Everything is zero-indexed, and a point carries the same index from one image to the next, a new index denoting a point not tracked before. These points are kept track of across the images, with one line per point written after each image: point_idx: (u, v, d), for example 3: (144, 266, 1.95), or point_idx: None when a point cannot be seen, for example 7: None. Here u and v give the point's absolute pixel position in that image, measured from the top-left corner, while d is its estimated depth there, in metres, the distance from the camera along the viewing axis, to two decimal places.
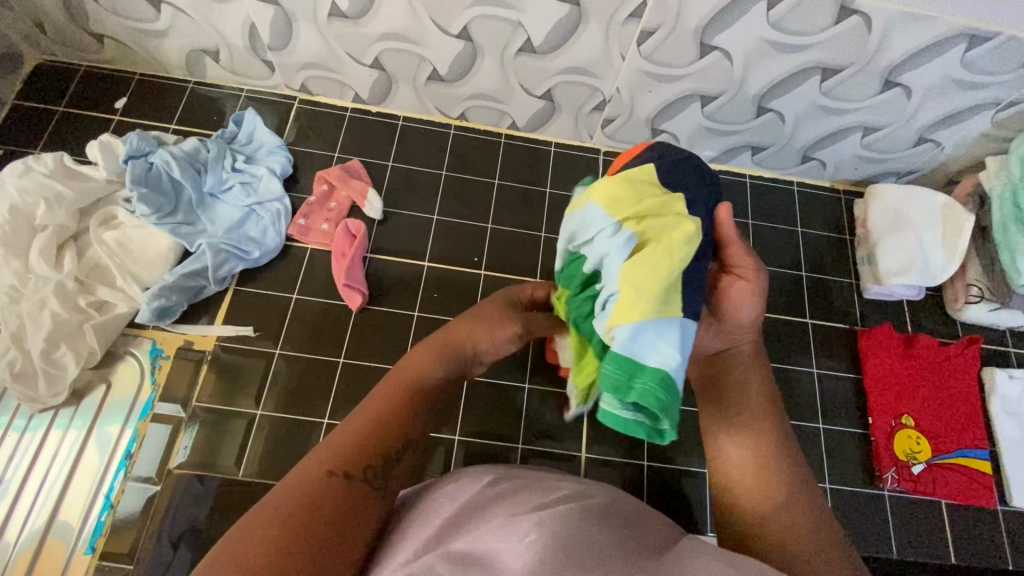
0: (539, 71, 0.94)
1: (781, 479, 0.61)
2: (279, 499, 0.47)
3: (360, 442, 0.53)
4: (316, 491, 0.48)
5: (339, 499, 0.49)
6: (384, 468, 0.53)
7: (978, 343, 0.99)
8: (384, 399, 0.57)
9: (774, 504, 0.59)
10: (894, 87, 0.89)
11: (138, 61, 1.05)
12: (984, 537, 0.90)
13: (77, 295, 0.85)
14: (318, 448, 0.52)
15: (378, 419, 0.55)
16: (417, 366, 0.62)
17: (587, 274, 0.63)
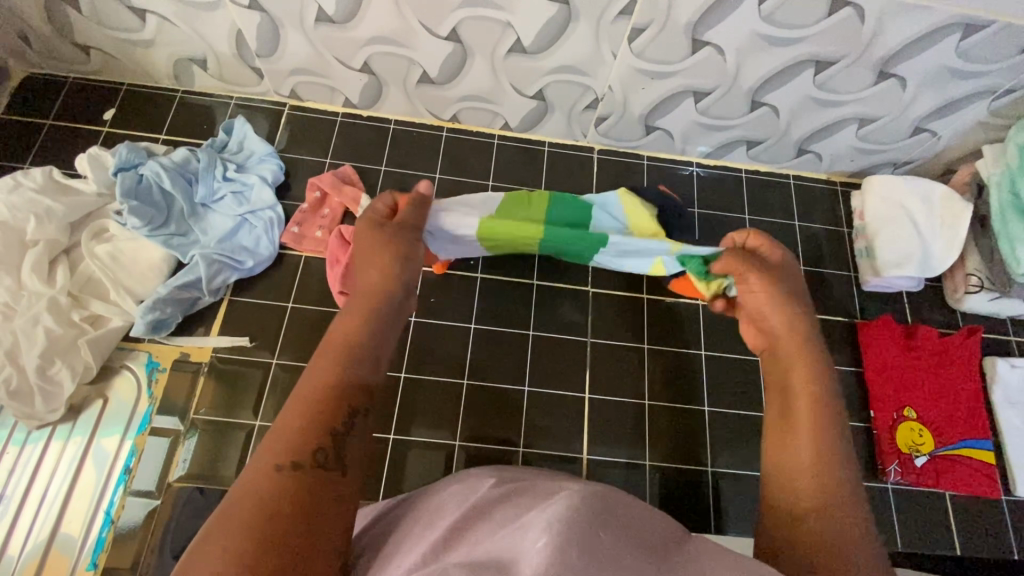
0: (530, 71, 0.93)
1: (839, 498, 0.56)
2: (226, 514, 0.45)
3: (300, 428, 0.51)
4: (265, 492, 0.46)
5: (293, 488, 0.47)
6: (331, 441, 0.51)
7: (979, 334, 0.98)
8: (321, 373, 0.56)
9: (828, 518, 0.55)
10: (889, 77, 0.88)
11: (125, 71, 1.04)
12: (990, 527, 0.90)
13: (71, 311, 0.85)
14: (265, 442, 0.50)
15: (313, 399, 0.53)
16: (352, 329, 0.62)
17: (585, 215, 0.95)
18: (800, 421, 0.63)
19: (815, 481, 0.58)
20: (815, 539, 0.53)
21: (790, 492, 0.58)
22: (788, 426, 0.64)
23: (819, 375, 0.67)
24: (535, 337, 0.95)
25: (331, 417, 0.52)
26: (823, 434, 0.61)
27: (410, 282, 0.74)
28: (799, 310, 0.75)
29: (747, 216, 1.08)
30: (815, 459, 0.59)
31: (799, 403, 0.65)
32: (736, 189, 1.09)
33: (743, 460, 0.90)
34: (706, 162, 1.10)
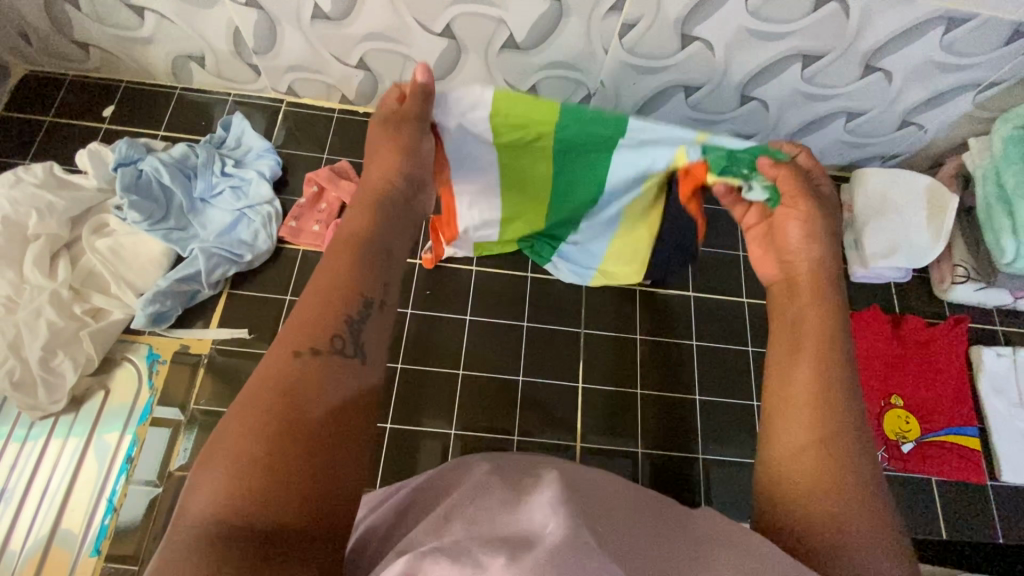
0: (524, 67, 0.94)
1: (848, 444, 0.51)
2: (247, 404, 0.44)
3: (314, 317, 0.49)
4: (281, 384, 0.45)
5: (311, 380, 0.46)
6: (348, 328, 0.49)
7: (965, 323, 1.00)
8: (335, 261, 0.53)
9: (828, 453, 0.51)
10: (875, 72, 0.90)
11: (124, 69, 1.05)
12: (977, 512, 0.92)
13: (72, 304, 0.86)
14: (282, 332, 0.48)
15: (331, 286, 0.51)
16: (364, 220, 0.57)
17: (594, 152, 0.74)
18: (805, 351, 0.57)
19: (816, 415, 0.53)
20: (805, 489, 0.50)
21: (783, 438, 0.53)
22: (789, 357, 0.57)
23: (831, 305, 0.60)
24: (529, 329, 0.97)
25: (345, 304, 0.50)
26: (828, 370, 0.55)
27: (424, 176, 0.66)
28: (828, 236, 0.63)
29: None
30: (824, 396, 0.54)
31: (807, 339, 0.58)
32: None
33: (733, 447, 0.92)
34: None
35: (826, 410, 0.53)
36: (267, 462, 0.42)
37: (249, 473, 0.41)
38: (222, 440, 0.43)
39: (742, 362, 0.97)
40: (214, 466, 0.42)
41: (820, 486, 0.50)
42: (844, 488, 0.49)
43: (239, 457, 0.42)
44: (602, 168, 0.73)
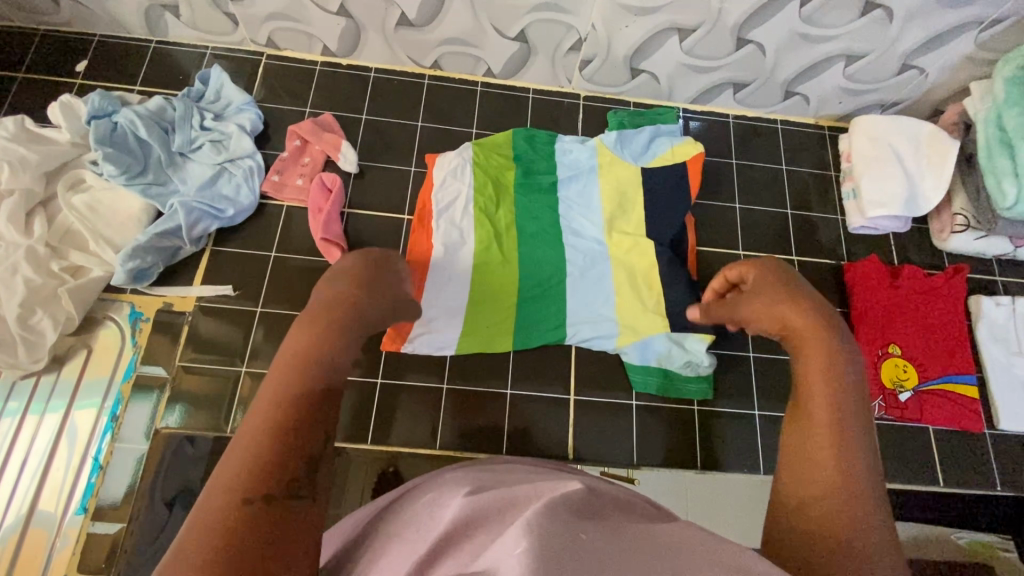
0: (510, 10, 0.91)
1: (863, 508, 0.42)
2: (182, 562, 0.34)
3: (271, 456, 0.38)
4: (222, 530, 0.35)
5: (261, 531, 0.36)
6: (310, 466, 0.39)
7: (964, 273, 0.98)
8: (292, 388, 0.41)
9: (840, 520, 0.42)
10: (876, 9, 0.87)
11: (95, 22, 1.01)
12: (972, 458, 0.92)
13: (49, 261, 0.84)
14: (215, 479, 0.37)
15: (285, 416, 0.40)
16: (314, 347, 0.44)
17: (539, 184, 0.96)
18: (810, 403, 0.47)
19: (834, 479, 0.43)
20: (815, 544, 0.42)
21: (795, 490, 0.45)
22: (802, 430, 0.46)
23: (836, 339, 0.49)
24: None
25: (304, 442, 0.39)
26: (841, 443, 0.44)
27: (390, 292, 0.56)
28: (852, 382, 0.47)
29: (733, 161, 1.07)
30: (837, 464, 0.44)
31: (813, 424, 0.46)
32: (722, 135, 1.08)
33: (728, 400, 0.91)
34: (692, 108, 1.09)
35: (845, 476, 0.43)
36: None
37: None
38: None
39: None
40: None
41: (831, 551, 0.41)
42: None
43: None
44: (531, 217, 0.94)
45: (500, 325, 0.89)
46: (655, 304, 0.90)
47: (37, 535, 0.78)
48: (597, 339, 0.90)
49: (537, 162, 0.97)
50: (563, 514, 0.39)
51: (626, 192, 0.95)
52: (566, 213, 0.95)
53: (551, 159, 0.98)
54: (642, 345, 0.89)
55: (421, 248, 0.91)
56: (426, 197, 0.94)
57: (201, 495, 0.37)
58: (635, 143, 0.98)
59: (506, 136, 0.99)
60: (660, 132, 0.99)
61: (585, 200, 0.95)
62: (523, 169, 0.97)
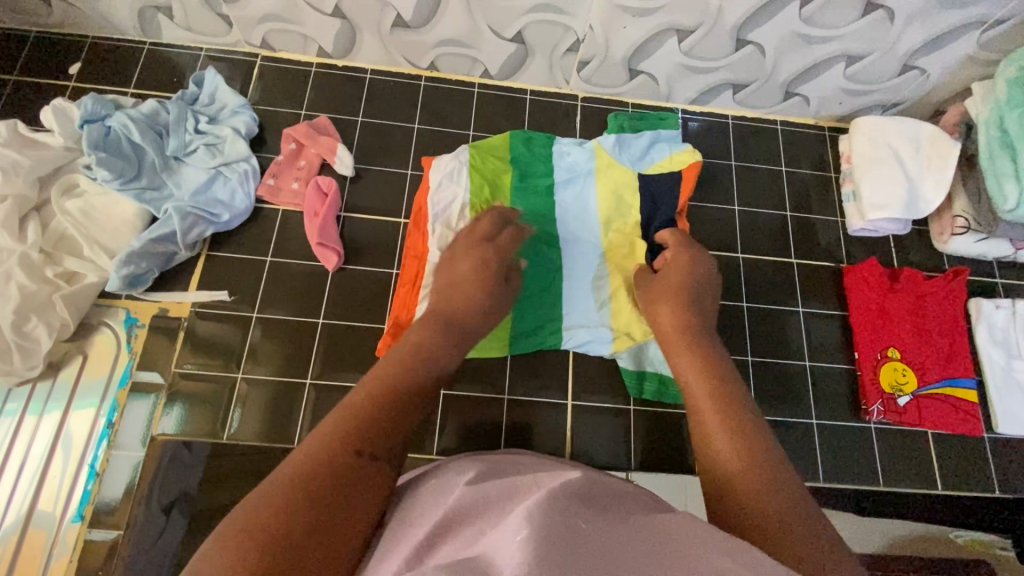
0: (507, 12, 0.90)
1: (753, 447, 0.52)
2: (301, 478, 0.46)
3: (381, 423, 0.51)
4: (341, 463, 0.47)
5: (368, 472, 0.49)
6: (400, 443, 0.52)
7: (964, 275, 0.98)
8: (402, 379, 0.57)
9: (743, 467, 0.50)
10: (877, 9, 0.85)
11: (88, 23, 1.00)
12: (971, 462, 0.92)
13: (43, 267, 0.83)
14: (342, 421, 0.51)
15: (396, 396, 0.55)
16: (425, 357, 0.62)
17: (537, 186, 0.95)
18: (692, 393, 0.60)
19: (730, 440, 0.52)
20: (738, 496, 0.48)
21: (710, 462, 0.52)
22: (695, 413, 0.58)
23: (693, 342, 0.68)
24: None
25: (404, 421, 0.54)
26: (725, 405, 0.56)
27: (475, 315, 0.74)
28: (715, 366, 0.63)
29: (733, 162, 1.06)
30: (726, 424, 0.54)
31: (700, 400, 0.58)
32: (722, 136, 1.08)
33: None
34: (691, 109, 1.08)
35: (734, 433, 0.53)
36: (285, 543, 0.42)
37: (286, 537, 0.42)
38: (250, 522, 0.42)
39: (737, 317, 0.96)
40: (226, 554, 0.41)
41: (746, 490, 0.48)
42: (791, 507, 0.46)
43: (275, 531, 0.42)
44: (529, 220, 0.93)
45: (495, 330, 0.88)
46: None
47: (33, 542, 0.78)
48: (592, 343, 0.90)
49: (535, 165, 0.97)
50: (562, 502, 0.41)
51: (623, 196, 0.95)
52: (563, 217, 0.94)
53: (549, 162, 0.97)
54: (636, 350, 0.89)
55: (417, 251, 0.91)
56: (421, 201, 0.94)
57: (324, 428, 0.50)
58: (634, 148, 0.98)
59: (503, 138, 0.98)
60: (660, 138, 0.99)
61: (582, 204, 0.95)
62: (520, 172, 0.96)
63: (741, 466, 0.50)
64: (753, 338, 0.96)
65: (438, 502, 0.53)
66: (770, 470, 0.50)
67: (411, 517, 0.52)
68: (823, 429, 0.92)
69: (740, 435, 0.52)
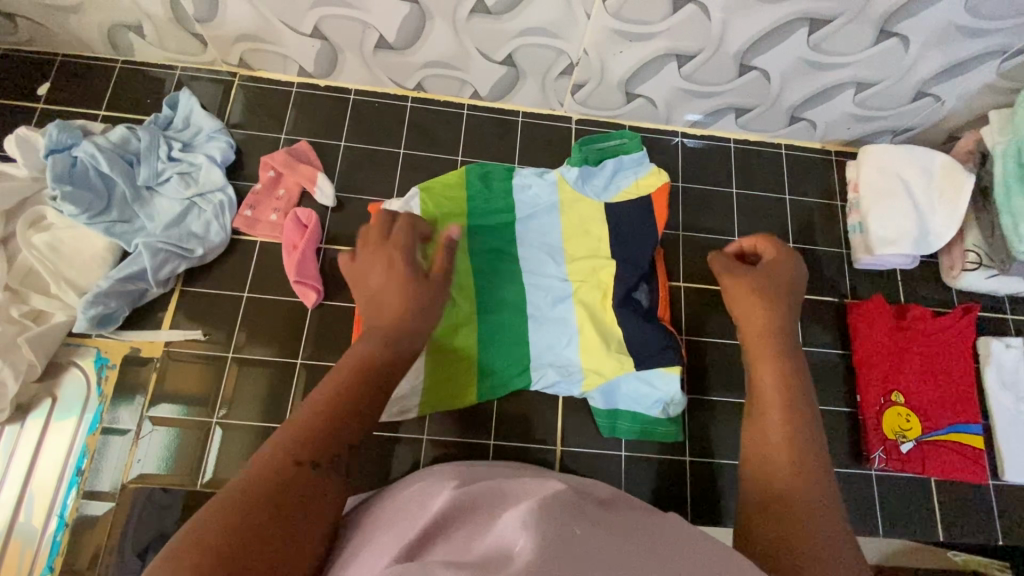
0: (497, 34, 0.84)
1: (814, 491, 0.54)
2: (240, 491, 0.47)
3: (331, 429, 0.53)
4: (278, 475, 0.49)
5: (307, 485, 0.50)
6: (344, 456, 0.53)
7: (974, 313, 0.93)
8: (361, 381, 0.57)
9: (805, 516, 0.52)
10: (891, 37, 0.80)
11: (57, 41, 0.95)
12: (976, 511, 0.88)
13: (10, 306, 0.80)
14: (285, 434, 0.51)
15: (353, 402, 0.55)
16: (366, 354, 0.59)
17: (492, 222, 0.90)
18: (768, 408, 0.61)
19: (791, 473, 0.56)
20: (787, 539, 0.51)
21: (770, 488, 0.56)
22: (761, 423, 0.61)
23: (778, 352, 0.65)
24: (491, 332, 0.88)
25: (355, 426, 0.54)
26: (794, 412, 0.60)
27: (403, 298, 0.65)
28: (794, 390, 0.62)
29: (734, 189, 1.01)
30: (792, 459, 0.57)
31: (771, 397, 0.62)
32: (723, 160, 1.02)
33: (721, 450, 0.87)
34: (692, 132, 1.03)
35: (798, 467, 0.56)
36: (230, 552, 0.43)
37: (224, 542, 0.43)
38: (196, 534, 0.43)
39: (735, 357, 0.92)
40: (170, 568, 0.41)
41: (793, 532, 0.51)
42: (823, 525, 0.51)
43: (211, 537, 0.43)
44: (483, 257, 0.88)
45: (462, 376, 0.85)
46: (619, 344, 0.85)
47: None
48: (562, 383, 0.85)
49: (494, 200, 0.91)
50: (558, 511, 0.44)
51: (589, 228, 0.90)
52: (525, 253, 0.89)
53: (509, 196, 0.91)
54: (606, 389, 0.85)
55: None
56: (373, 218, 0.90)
57: (268, 441, 0.51)
58: (596, 177, 0.92)
59: (459, 173, 0.92)
60: (624, 161, 0.92)
61: (544, 239, 0.90)
62: (477, 207, 0.90)
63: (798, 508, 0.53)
64: None
65: (424, 506, 0.53)
66: (821, 517, 0.52)
67: (396, 521, 0.53)
68: None
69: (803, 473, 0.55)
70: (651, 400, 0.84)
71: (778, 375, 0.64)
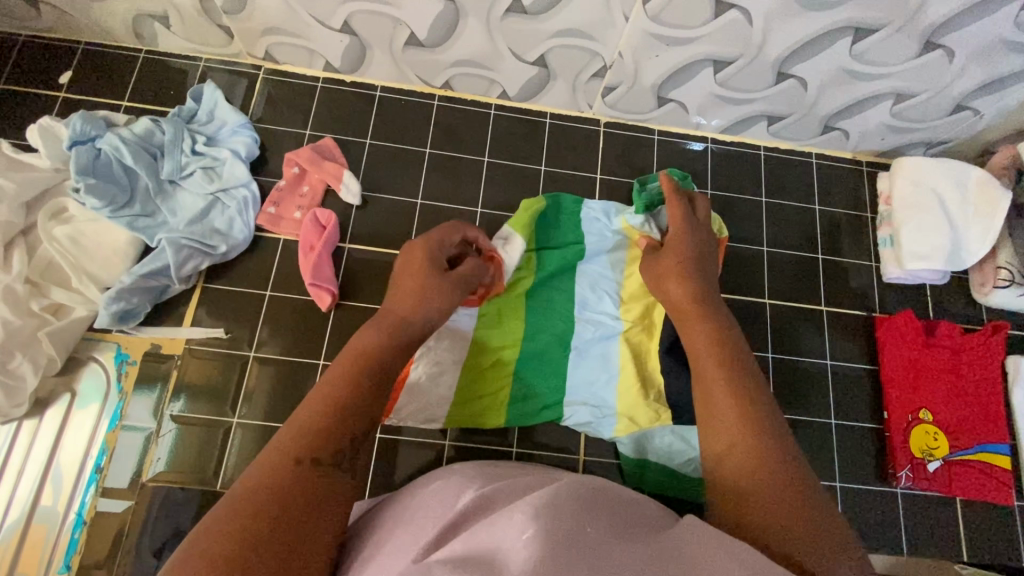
0: (531, 35, 0.83)
1: (772, 453, 0.54)
2: (238, 501, 0.44)
3: (323, 429, 0.50)
4: (277, 480, 0.46)
5: (310, 486, 0.47)
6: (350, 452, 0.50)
7: (1004, 331, 0.92)
8: (349, 375, 0.54)
9: (765, 484, 0.52)
10: (936, 49, 0.78)
11: (80, 28, 0.93)
12: (1000, 532, 0.87)
13: (29, 299, 0.79)
14: (282, 434, 0.49)
15: (338, 397, 0.52)
16: (370, 345, 0.58)
17: (558, 256, 0.87)
18: (705, 364, 0.62)
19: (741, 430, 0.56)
20: (751, 511, 0.50)
21: (723, 457, 0.55)
22: (703, 384, 0.61)
23: (711, 317, 0.68)
24: None
25: (353, 421, 0.52)
26: (738, 390, 0.59)
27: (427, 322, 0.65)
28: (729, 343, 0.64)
29: (763, 199, 1.00)
30: (741, 415, 0.57)
31: (715, 391, 0.60)
32: (753, 168, 1.01)
33: None
34: (722, 138, 1.01)
35: (748, 425, 0.56)
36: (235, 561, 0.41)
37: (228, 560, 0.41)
38: (205, 533, 0.42)
39: (761, 368, 0.91)
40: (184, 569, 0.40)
41: (755, 502, 0.51)
42: (787, 497, 0.50)
43: (215, 554, 0.41)
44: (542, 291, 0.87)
45: (493, 399, 0.83)
46: (659, 394, 0.82)
47: None
48: (593, 423, 0.83)
49: (563, 231, 0.89)
50: (573, 508, 0.44)
51: None
52: (585, 288, 0.87)
53: (579, 228, 0.90)
54: (638, 436, 0.83)
55: None
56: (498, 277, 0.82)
57: (267, 446, 0.48)
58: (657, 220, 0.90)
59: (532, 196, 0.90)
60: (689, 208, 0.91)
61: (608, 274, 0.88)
62: (545, 236, 0.89)
63: (758, 476, 0.52)
64: (778, 392, 0.91)
65: (446, 503, 0.53)
66: (785, 479, 0.52)
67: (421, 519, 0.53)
68: (846, 492, 0.87)
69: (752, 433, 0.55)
70: (683, 456, 0.82)
71: (710, 332, 0.66)
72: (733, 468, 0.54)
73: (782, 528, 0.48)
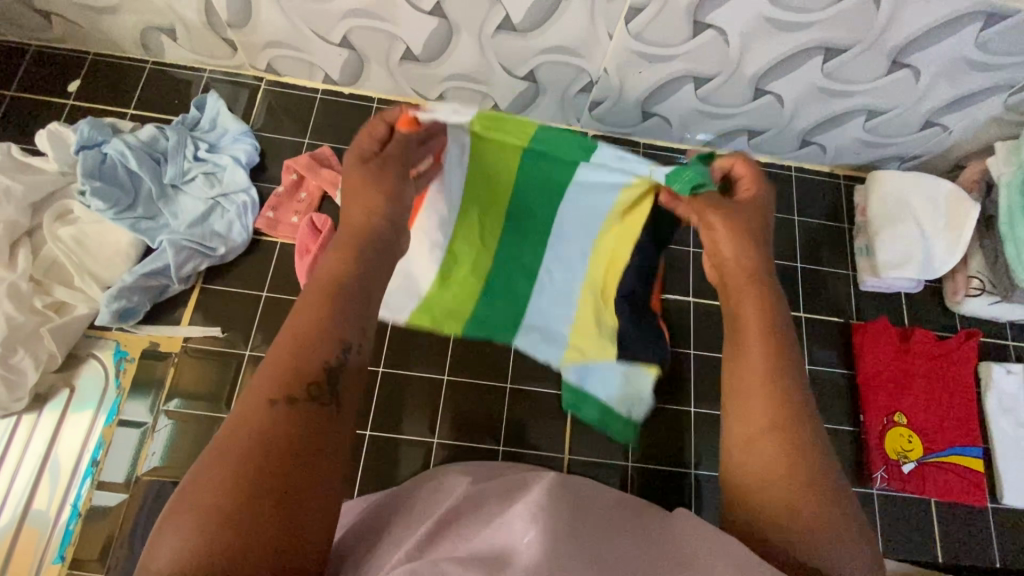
0: (520, 51, 0.87)
1: (805, 455, 0.50)
2: (222, 447, 0.43)
3: (293, 363, 0.48)
4: (259, 422, 0.45)
5: (291, 422, 0.45)
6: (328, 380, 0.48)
7: (976, 338, 0.95)
8: (316, 307, 0.51)
9: (791, 480, 0.49)
10: (902, 68, 0.83)
11: (90, 40, 0.97)
12: (974, 534, 0.89)
13: (33, 297, 0.82)
14: (257, 376, 0.48)
15: (306, 329, 0.50)
16: (335, 271, 0.54)
17: None
18: (743, 343, 0.56)
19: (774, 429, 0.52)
20: (770, 499, 0.50)
21: (747, 447, 0.52)
22: (738, 366, 0.56)
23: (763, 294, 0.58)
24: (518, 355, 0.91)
25: (322, 347, 0.49)
26: (775, 379, 0.54)
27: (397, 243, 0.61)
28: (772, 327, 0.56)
29: None
30: (774, 407, 0.52)
31: (751, 375, 0.54)
32: None
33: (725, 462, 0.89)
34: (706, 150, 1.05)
35: (780, 419, 0.52)
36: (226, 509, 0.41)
37: (218, 509, 0.41)
38: (194, 484, 0.42)
39: None
40: (178, 526, 0.40)
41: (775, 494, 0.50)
42: (816, 494, 0.49)
43: (207, 503, 0.41)
44: None
45: None
46: None
47: None
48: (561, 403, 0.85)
49: None
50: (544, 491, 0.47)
51: None
52: None
53: None
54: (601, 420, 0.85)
55: None
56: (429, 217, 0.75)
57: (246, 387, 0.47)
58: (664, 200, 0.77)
59: None
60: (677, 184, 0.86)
61: None
62: None
63: (784, 471, 0.50)
64: None
65: (439, 499, 0.55)
66: (815, 479, 0.49)
67: (414, 512, 0.55)
68: None
69: (784, 429, 0.51)
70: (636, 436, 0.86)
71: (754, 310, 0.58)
72: (754, 460, 0.52)
73: (800, 514, 0.48)
